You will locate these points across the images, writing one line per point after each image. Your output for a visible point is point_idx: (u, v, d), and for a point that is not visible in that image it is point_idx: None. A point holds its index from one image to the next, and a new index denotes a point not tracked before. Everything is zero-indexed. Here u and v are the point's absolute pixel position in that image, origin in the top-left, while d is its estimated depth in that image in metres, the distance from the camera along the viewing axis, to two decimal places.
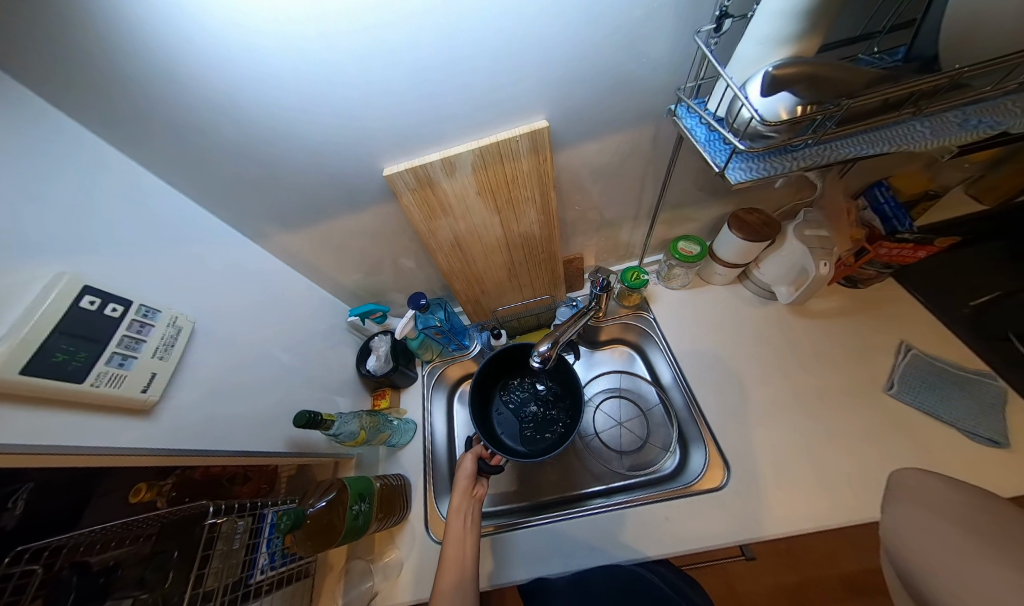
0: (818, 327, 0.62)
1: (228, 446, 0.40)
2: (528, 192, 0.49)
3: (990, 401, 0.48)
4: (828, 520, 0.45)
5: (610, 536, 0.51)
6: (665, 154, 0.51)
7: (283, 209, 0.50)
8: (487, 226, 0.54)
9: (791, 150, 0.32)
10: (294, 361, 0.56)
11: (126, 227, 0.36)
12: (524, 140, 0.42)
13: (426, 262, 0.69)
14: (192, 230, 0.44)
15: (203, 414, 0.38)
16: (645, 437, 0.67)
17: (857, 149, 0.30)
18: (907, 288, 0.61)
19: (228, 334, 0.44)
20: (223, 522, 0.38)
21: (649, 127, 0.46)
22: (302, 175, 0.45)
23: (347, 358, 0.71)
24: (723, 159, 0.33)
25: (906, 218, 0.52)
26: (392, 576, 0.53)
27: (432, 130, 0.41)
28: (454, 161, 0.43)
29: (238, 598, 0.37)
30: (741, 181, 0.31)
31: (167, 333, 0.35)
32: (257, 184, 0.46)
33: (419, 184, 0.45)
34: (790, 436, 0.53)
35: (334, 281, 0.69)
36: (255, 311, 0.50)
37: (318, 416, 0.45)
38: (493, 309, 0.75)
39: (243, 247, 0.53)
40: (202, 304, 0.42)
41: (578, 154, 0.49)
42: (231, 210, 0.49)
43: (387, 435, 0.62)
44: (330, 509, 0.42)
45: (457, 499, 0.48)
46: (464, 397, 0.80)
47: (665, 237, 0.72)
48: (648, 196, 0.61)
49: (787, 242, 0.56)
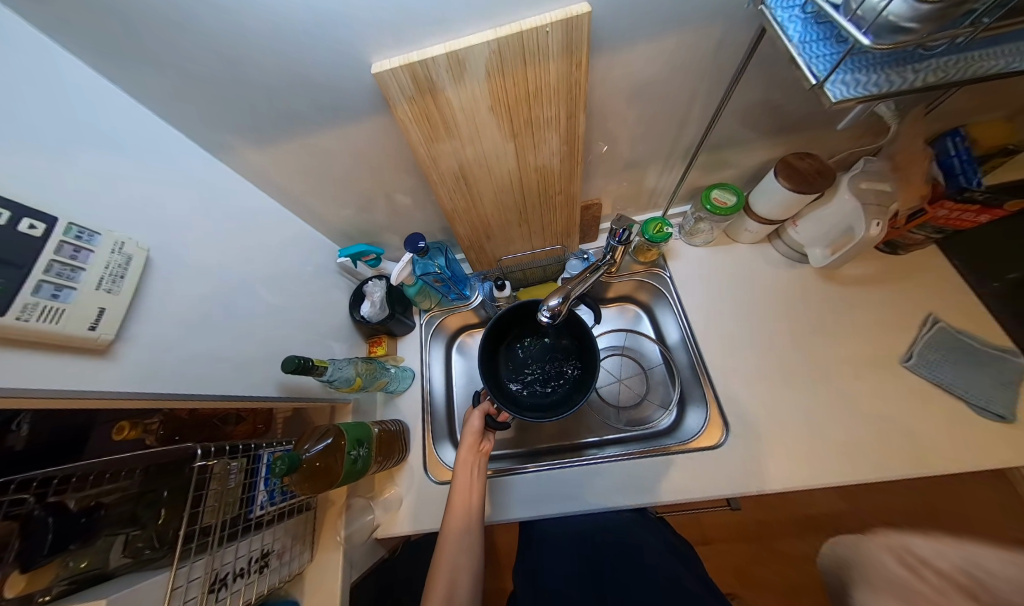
0: (842, 293, 0.59)
1: (215, 390, 0.37)
2: (551, 110, 0.40)
3: (1007, 377, 0.48)
4: (820, 478, 0.47)
5: (605, 484, 0.53)
6: (727, 69, 0.42)
7: (250, 117, 0.41)
8: (499, 155, 0.46)
9: (908, 62, 0.25)
10: (281, 303, 0.51)
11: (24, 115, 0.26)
12: (557, 30, 0.32)
13: (425, 200, 0.61)
14: (130, 136, 0.35)
15: (182, 354, 0.34)
16: (643, 394, 0.67)
17: (1004, 64, 0.23)
18: (948, 255, 0.57)
19: (199, 267, 0.38)
20: (215, 464, 0.36)
21: (715, 26, 0.36)
22: (270, 70, 0.35)
23: (339, 303, 0.67)
24: (822, 70, 0.25)
25: (977, 175, 0.46)
26: (391, 510, 0.56)
27: (438, 8, 0.31)
28: (463, 59, 0.34)
29: (238, 531, 0.37)
30: (842, 100, 0.24)
31: (114, 261, 0.28)
32: (211, 79, 0.36)
33: (419, 91, 0.36)
34: (794, 401, 0.53)
35: (319, 216, 0.61)
36: (231, 244, 0.44)
37: (309, 361, 0.42)
38: (497, 258, 0.69)
39: (204, 164, 0.44)
40: (163, 228, 0.35)
41: (619, 62, 0.39)
42: (182, 111, 0.39)
43: (385, 382, 0.61)
44: (327, 453, 0.42)
45: (464, 453, 0.48)
46: (463, 348, 0.79)
47: (696, 186, 0.65)
48: (689, 131, 0.52)
49: (838, 196, 0.50)
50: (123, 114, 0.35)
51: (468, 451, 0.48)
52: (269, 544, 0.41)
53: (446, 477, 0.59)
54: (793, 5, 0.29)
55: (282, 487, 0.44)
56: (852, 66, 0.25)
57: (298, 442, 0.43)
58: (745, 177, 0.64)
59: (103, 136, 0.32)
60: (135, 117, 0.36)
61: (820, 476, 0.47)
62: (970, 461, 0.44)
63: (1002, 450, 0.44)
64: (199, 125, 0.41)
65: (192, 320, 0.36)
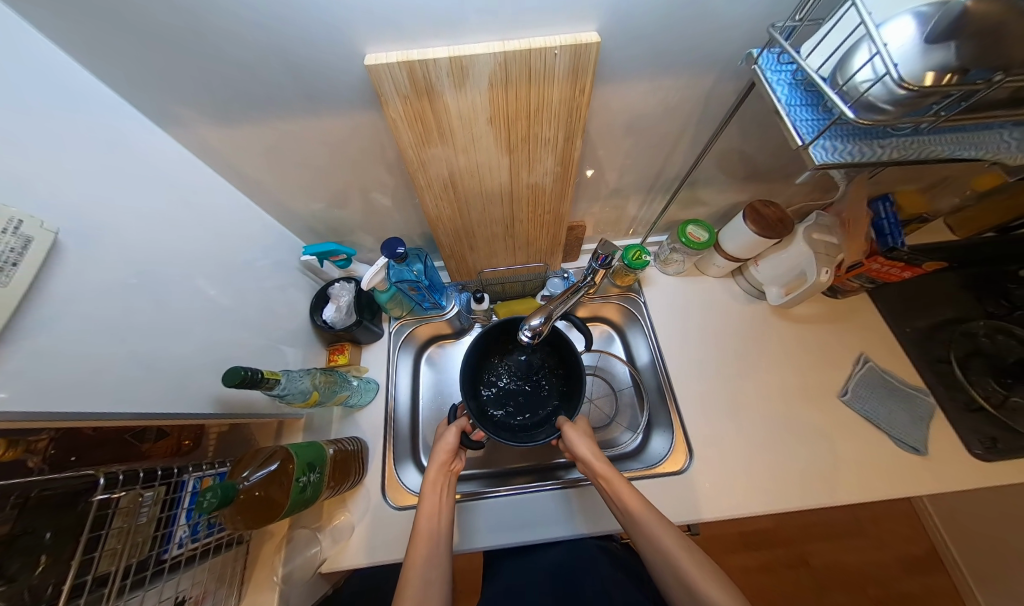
0: (791, 329, 0.65)
1: (132, 406, 0.31)
2: (549, 131, 0.40)
3: (919, 414, 0.55)
4: (772, 505, 0.50)
5: (576, 510, 0.53)
6: (712, 117, 0.45)
7: (213, 90, 0.36)
8: (492, 168, 0.44)
9: (879, 135, 0.28)
10: (228, 302, 0.45)
11: None
12: (564, 55, 0.32)
13: (407, 202, 0.58)
14: (48, 88, 0.28)
15: (91, 359, 0.28)
16: (612, 415, 0.68)
17: (952, 150, 0.26)
18: (876, 303, 0.65)
19: (129, 254, 0.32)
20: (122, 496, 0.30)
21: (707, 75, 0.39)
22: (246, 44, 0.31)
23: (298, 304, 0.60)
24: (808, 132, 0.27)
25: (901, 236, 0.54)
26: (341, 541, 0.50)
27: (445, 11, 0.30)
28: (467, 66, 0.32)
29: (145, 578, 0.31)
30: (824, 163, 0.26)
31: (7, 244, 0.22)
32: (169, 41, 0.31)
33: (414, 91, 0.34)
34: (749, 428, 0.56)
35: (283, 207, 0.55)
36: (172, 228, 0.37)
37: (257, 373, 0.36)
38: (478, 269, 0.68)
39: (143, 133, 0.37)
40: (87, 203, 0.29)
41: (619, 94, 0.40)
42: (121, 71, 0.33)
43: (345, 396, 0.55)
44: (270, 481, 0.36)
45: (434, 472, 0.44)
46: (433, 360, 0.75)
47: (673, 218, 0.68)
48: (671, 168, 0.55)
49: (795, 243, 0.56)
50: (43, 62, 0.28)
51: (438, 469, 0.45)
52: (186, 590, 0.34)
53: (407, 502, 0.54)
54: (782, 69, 0.32)
55: (208, 520, 0.38)
56: (835, 133, 0.28)
57: (235, 466, 0.37)
58: (715, 215, 0.69)
59: (16, 91, 0.25)
60: (60, 69, 0.30)
61: (772, 502, 0.50)
62: (891, 487, 0.50)
63: (916, 479, 0.51)
64: (145, 89, 0.35)
65: (110, 318, 0.30)
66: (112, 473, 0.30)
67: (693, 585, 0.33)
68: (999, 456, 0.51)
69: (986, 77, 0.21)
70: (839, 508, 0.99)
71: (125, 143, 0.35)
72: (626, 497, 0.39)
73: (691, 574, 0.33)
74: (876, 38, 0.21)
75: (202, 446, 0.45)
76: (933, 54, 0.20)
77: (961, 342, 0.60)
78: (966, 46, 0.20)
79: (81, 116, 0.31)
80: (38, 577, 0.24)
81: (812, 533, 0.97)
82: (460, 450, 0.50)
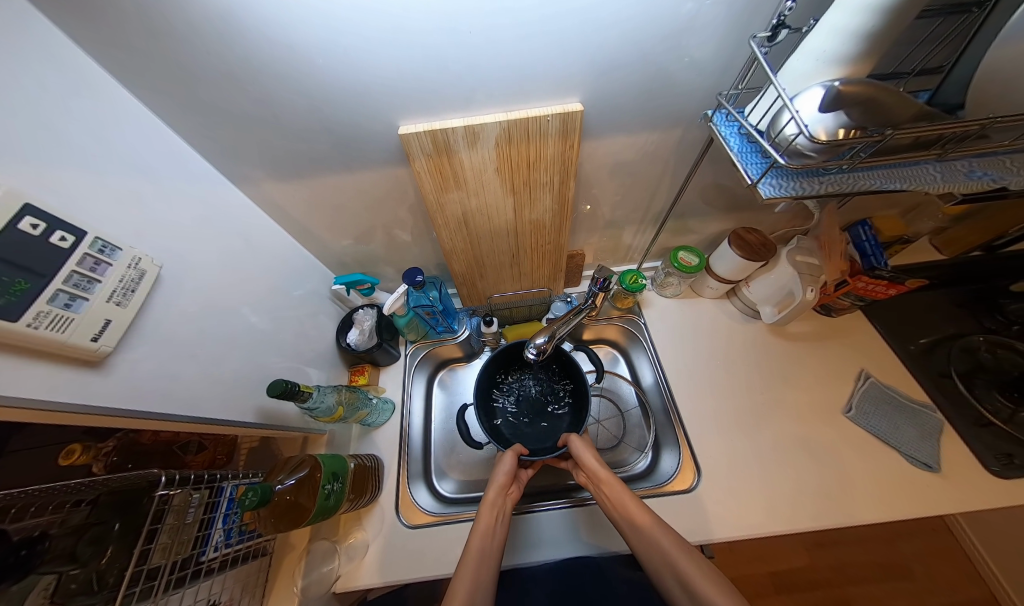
0: (790, 347, 0.67)
1: (193, 412, 0.36)
2: (546, 176, 0.47)
3: (928, 429, 0.55)
4: (787, 526, 0.49)
5: (580, 530, 0.53)
6: (688, 160, 0.53)
7: (280, 157, 0.45)
8: (500, 208, 0.52)
9: (820, 173, 0.33)
10: (270, 326, 0.51)
11: (75, 139, 0.29)
12: (556, 120, 0.40)
13: (425, 236, 0.65)
14: (158, 161, 0.37)
15: (169, 369, 0.34)
16: (620, 436, 0.69)
17: (884, 183, 0.31)
18: (872, 320, 0.68)
19: (204, 284, 0.39)
20: (177, 494, 0.33)
21: (678, 128, 0.47)
22: (300, 111, 0.40)
23: (326, 328, 0.66)
24: (757, 173, 0.33)
25: (883, 257, 0.58)
26: (356, 558, 0.51)
27: (461, 93, 0.39)
28: (478, 132, 0.41)
29: (186, 576, 0.34)
30: (771, 196, 0.31)
31: (128, 275, 0.29)
32: (242, 114, 0.40)
33: (436, 151, 0.42)
34: (760, 448, 0.56)
35: (320, 243, 0.64)
36: (232, 259, 0.45)
37: (295, 386, 0.42)
38: (488, 294, 0.74)
39: (220, 187, 0.47)
40: (175, 243, 0.37)
41: (605, 146, 0.48)
42: (213, 143, 0.43)
43: (364, 414, 0.59)
44: (297, 487, 0.40)
45: (492, 495, 0.47)
46: (446, 381, 0.79)
47: (667, 245, 0.74)
48: (659, 202, 0.61)
49: (780, 265, 0.61)
50: (161, 143, 0.38)
51: (497, 492, 0.47)
52: (216, 595, 0.37)
53: (419, 522, 0.56)
54: (733, 125, 0.39)
55: (240, 527, 0.41)
56: (779, 173, 0.33)
57: (269, 474, 0.42)
58: (706, 242, 0.74)
59: (137, 164, 0.35)
60: (173, 145, 0.40)
61: (787, 523, 0.49)
62: (911, 508, 0.49)
63: (936, 497, 0.49)
64: (226, 158, 0.45)
65: (184, 337, 0.36)
66: (172, 472, 0.34)
67: (689, 580, 0.33)
68: (1019, 473, 0.50)
69: (881, 131, 0.27)
70: (875, 544, 0.92)
71: (211, 198, 0.44)
72: (625, 499, 0.43)
73: (685, 568, 0.34)
74: (790, 107, 0.27)
75: (235, 460, 0.48)
76: (834, 117, 0.26)
77: (963, 358, 0.61)
78: (853, 112, 0.26)
79: (178, 180, 0.39)
80: (105, 563, 0.29)
81: (850, 575, 0.88)
82: (517, 479, 0.52)
